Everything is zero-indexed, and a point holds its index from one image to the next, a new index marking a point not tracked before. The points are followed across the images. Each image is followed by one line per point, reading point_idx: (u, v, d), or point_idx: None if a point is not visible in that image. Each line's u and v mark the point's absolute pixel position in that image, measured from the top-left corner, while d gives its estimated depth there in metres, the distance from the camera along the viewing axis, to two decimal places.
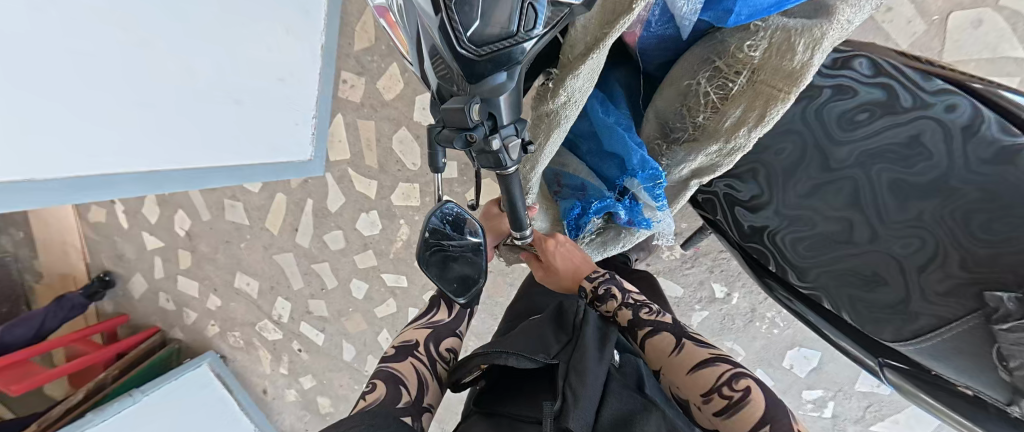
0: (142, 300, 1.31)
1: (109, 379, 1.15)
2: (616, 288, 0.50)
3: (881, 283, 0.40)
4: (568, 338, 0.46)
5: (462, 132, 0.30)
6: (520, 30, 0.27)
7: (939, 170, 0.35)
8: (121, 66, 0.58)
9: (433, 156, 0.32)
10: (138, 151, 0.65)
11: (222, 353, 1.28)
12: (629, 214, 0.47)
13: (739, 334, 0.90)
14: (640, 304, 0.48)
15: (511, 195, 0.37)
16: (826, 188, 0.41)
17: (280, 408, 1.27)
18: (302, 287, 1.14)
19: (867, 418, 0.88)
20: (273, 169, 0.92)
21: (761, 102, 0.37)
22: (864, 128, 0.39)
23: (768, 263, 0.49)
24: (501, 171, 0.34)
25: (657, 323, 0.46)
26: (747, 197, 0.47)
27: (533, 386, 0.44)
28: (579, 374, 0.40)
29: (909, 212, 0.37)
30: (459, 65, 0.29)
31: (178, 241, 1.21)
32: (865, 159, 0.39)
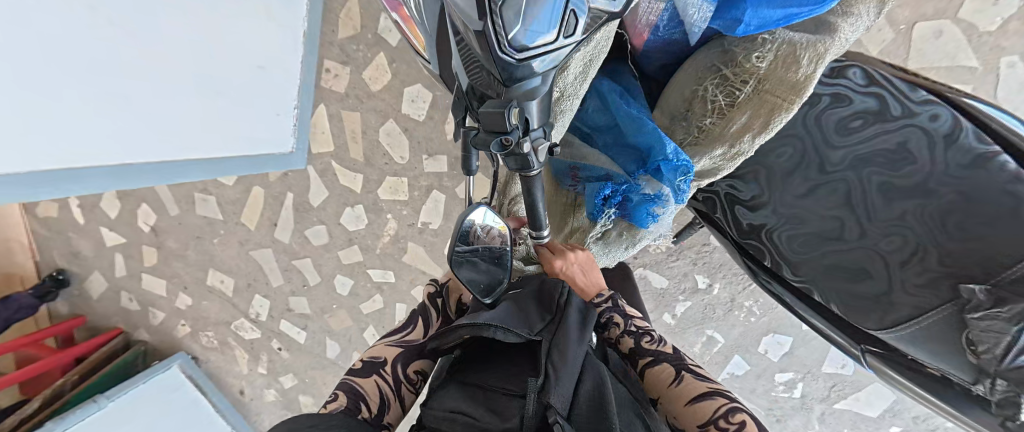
0: (101, 300, 1.23)
1: (69, 385, 1.07)
2: (620, 316, 0.46)
3: (867, 276, 0.43)
4: (551, 313, 0.40)
5: (498, 137, 0.30)
6: (558, 36, 0.27)
7: (924, 174, 0.38)
8: (91, 51, 0.54)
9: (466, 159, 0.33)
10: (112, 144, 0.61)
11: (194, 353, 1.23)
12: (639, 207, 0.45)
13: (719, 323, 0.95)
14: (643, 332, 0.45)
15: (531, 198, 0.37)
16: (822, 188, 0.44)
17: (258, 408, 1.23)
18: (282, 284, 1.11)
19: (831, 397, 0.95)
20: (255, 164, 0.88)
21: (766, 111, 0.40)
22: (858, 134, 0.42)
23: (763, 259, 0.52)
24: (525, 173, 0.35)
25: (658, 353, 0.43)
26: (747, 197, 0.49)
27: (511, 358, 0.39)
28: (562, 354, 0.36)
29: (894, 212, 0.40)
30: (492, 70, 0.28)
31: (142, 238, 1.14)
32: (857, 163, 0.42)
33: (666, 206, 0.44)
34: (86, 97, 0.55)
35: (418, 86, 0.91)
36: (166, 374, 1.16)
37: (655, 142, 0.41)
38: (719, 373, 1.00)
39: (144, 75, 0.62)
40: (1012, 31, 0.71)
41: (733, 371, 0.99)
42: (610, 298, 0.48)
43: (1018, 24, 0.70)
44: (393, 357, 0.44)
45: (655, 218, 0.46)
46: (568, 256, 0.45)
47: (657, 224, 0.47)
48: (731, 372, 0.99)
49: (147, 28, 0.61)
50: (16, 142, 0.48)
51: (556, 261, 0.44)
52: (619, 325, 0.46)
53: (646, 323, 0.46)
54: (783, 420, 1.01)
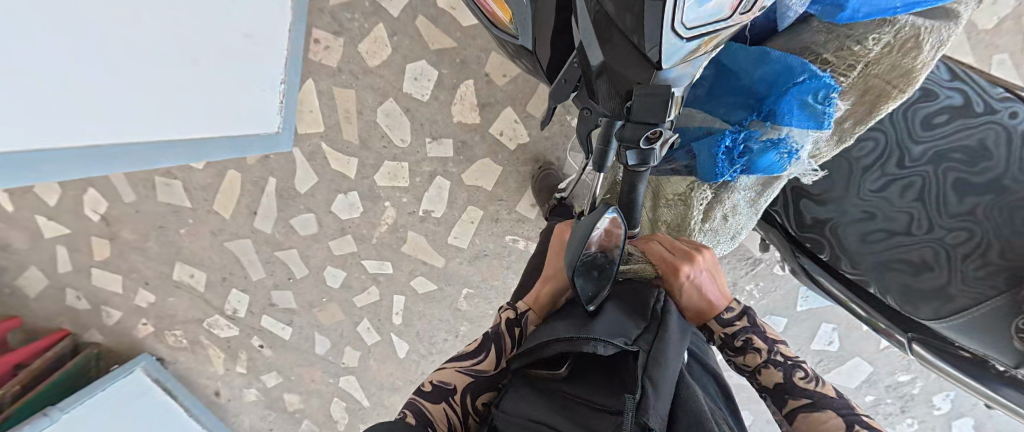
0: (40, 300, 1.07)
1: (9, 397, 0.91)
2: (761, 340, 0.39)
3: (927, 269, 0.44)
4: (647, 323, 0.38)
5: (649, 129, 0.28)
6: (734, 12, 0.24)
7: (997, 172, 0.39)
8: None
9: (600, 155, 0.32)
10: (93, 119, 0.51)
11: (159, 355, 1.11)
12: (763, 155, 0.41)
13: None
14: (794, 366, 0.37)
15: (634, 194, 0.35)
16: (899, 182, 0.45)
17: (237, 409, 1.14)
18: (263, 277, 1.01)
19: (816, 372, 1.01)
20: (238, 146, 0.77)
21: (872, 97, 0.38)
22: (943, 128, 0.43)
23: (821, 252, 0.54)
24: (640, 166, 0.32)
25: (818, 395, 0.36)
26: (817, 191, 0.51)
27: (598, 378, 0.35)
28: (660, 367, 0.33)
29: (965, 206, 0.41)
30: (651, 42, 0.23)
31: (90, 228, 1.00)
32: (936, 158, 0.43)
33: (802, 144, 0.40)
34: (61, 59, 0.45)
35: (423, 63, 0.84)
36: (129, 379, 1.03)
37: (792, 62, 0.36)
38: None
39: (117, 30, 0.51)
40: (1005, 30, 0.75)
41: None
42: (745, 315, 0.40)
43: (1011, 24, 0.75)
44: (465, 386, 0.38)
45: (795, 156, 0.40)
46: (698, 261, 0.40)
47: (795, 164, 0.41)
48: None
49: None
50: None
51: (686, 268, 0.40)
52: (761, 352, 0.39)
53: (794, 352, 0.39)
54: None
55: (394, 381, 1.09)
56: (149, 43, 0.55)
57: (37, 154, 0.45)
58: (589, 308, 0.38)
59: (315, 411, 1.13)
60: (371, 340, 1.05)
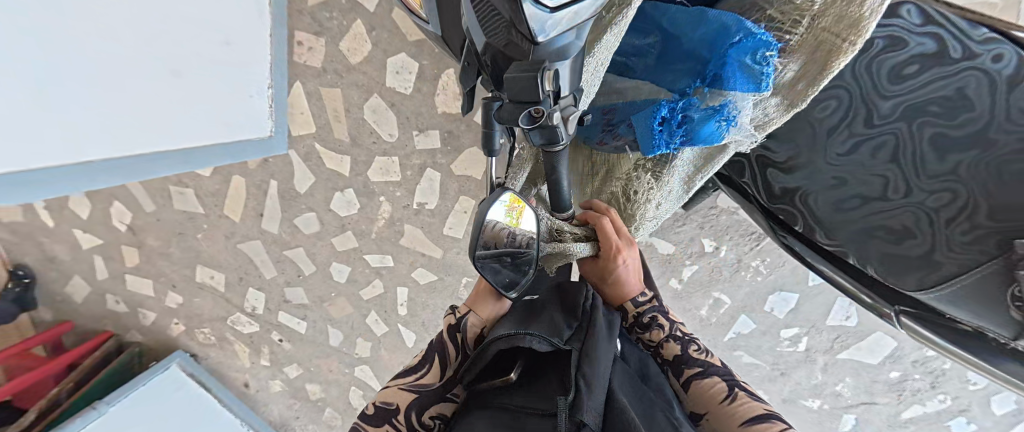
0: (85, 305, 1.18)
1: (64, 394, 1.02)
2: (663, 318, 0.45)
3: (909, 236, 0.42)
4: (578, 323, 0.39)
5: (528, 108, 0.25)
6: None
7: (983, 123, 0.36)
8: (46, 26, 0.47)
9: (490, 135, 0.32)
10: (88, 136, 0.54)
11: (192, 351, 1.20)
12: (705, 123, 0.37)
13: (726, 284, 0.95)
14: (690, 340, 0.44)
15: (557, 175, 0.34)
16: (869, 143, 0.42)
17: (266, 399, 1.23)
18: (276, 276, 1.07)
19: (834, 348, 0.96)
20: (234, 150, 0.81)
21: (823, 53, 0.34)
22: (913, 80, 0.39)
23: (795, 224, 0.51)
24: (550, 148, 0.31)
25: (707, 364, 0.43)
26: (782, 158, 0.48)
27: (539, 379, 0.36)
28: (590, 360, 0.35)
29: (947, 165, 0.37)
30: (514, 15, 0.22)
31: (120, 237, 1.08)
32: (910, 113, 0.39)
33: (740, 112, 0.37)
34: (51, 83, 0.48)
35: (402, 56, 0.84)
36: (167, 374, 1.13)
37: (728, 20, 0.34)
38: (726, 333, 1.00)
39: (96, 50, 0.54)
40: None
41: (740, 330, 0.99)
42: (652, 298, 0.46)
43: None
44: (407, 408, 0.38)
45: (733, 124, 0.37)
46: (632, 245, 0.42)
47: (736, 130, 0.37)
48: (738, 331, 0.99)
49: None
50: None
51: (627, 251, 0.41)
52: (664, 328, 0.45)
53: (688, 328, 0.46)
54: (787, 373, 1.01)
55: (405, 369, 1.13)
56: (131, 61, 0.59)
57: (38, 173, 0.48)
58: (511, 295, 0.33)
59: (335, 399, 1.18)
60: (380, 331, 1.09)
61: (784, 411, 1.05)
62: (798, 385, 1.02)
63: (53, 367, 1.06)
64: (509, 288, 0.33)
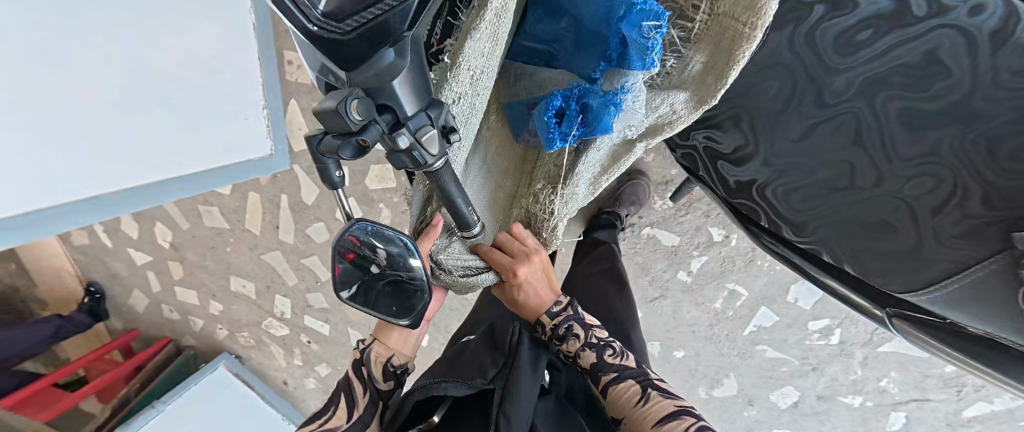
0: (147, 313, 1.35)
1: (132, 393, 1.21)
2: (579, 327, 0.50)
3: (888, 231, 0.36)
4: (505, 363, 0.47)
5: (351, 138, 0.25)
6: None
7: (961, 88, 0.30)
8: (53, 95, 0.53)
9: (323, 170, 0.28)
10: (89, 179, 0.61)
11: (236, 353, 1.33)
12: (602, 107, 0.36)
13: (740, 275, 0.86)
14: (604, 346, 0.49)
15: (446, 193, 0.34)
16: (829, 124, 0.36)
17: (303, 395, 1.32)
18: (297, 283, 1.14)
19: (875, 340, 0.85)
20: (236, 170, 0.87)
21: (728, 40, 0.31)
22: (868, 49, 0.33)
23: (759, 220, 0.46)
24: (426, 168, 0.31)
25: (621, 368, 0.48)
26: (730, 149, 0.42)
27: (467, 414, 0.45)
28: (512, 400, 0.42)
29: (923, 146, 0.32)
30: (322, 49, 0.23)
31: (165, 254, 1.20)
32: (869, 88, 0.33)
33: (635, 97, 0.35)
34: (57, 139, 0.54)
35: None
36: (215, 375, 1.27)
37: None
38: (745, 326, 0.92)
39: (102, 106, 0.60)
40: None
41: (761, 323, 0.91)
42: (566, 305, 0.51)
43: None
44: None
45: (621, 109, 0.36)
46: (534, 260, 0.45)
47: (627, 116, 0.37)
48: (759, 324, 0.91)
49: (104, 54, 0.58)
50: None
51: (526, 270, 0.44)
52: (580, 337, 0.50)
53: (605, 332, 0.51)
54: (819, 369, 0.91)
55: (422, 367, 1.17)
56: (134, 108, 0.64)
57: (38, 214, 0.55)
58: (402, 322, 0.36)
59: None
60: None
61: (820, 409, 0.96)
62: (834, 381, 0.92)
63: (118, 374, 1.25)
64: (400, 315, 0.36)
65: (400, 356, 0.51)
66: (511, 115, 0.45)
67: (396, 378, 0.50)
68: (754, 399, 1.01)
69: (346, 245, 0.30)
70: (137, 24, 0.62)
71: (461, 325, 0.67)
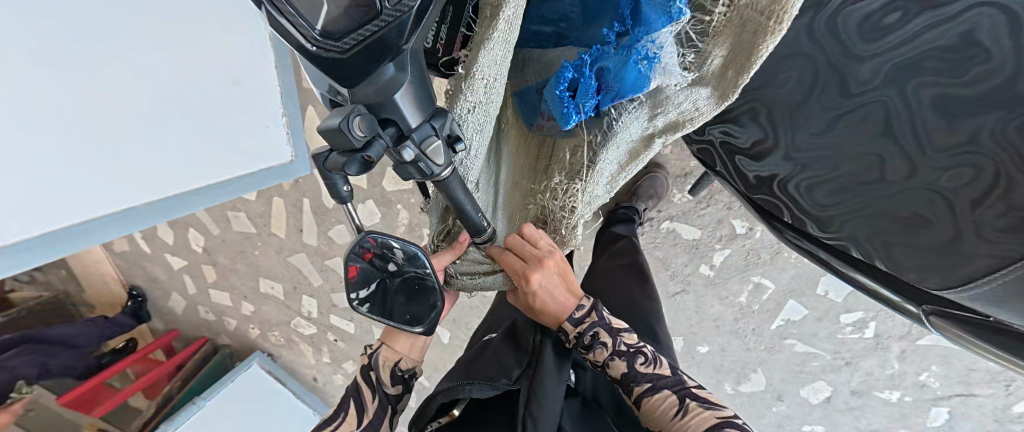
0: (185, 314, 1.42)
1: (174, 390, 1.28)
2: (606, 334, 0.47)
3: (924, 225, 0.32)
4: (529, 363, 0.48)
5: (354, 157, 0.25)
6: (384, 5, 0.21)
7: (1001, 74, 0.25)
8: (66, 115, 0.55)
9: (332, 185, 0.28)
10: (113, 193, 0.64)
11: (269, 351, 1.38)
12: (623, 66, 0.31)
13: (767, 268, 0.83)
14: (635, 354, 0.47)
15: (454, 201, 0.34)
16: (847, 118, 0.32)
17: (333, 391, 1.36)
18: (322, 283, 1.17)
19: (913, 334, 0.80)
20: (263, 177, 0.89)
21: (749, 34, 0.28)
22: (895, 33, 0.28)
23: (783, 215, 0.43)
24: (434, 178, 0.31)
25: (656, 377, 0.46)
26: (748, 144, 0.40)
27: (491, 413, 0.47)
28: (539, 402, 0.42)
29: (959, 134, 0.28)
30: (321, 68, 0.23)
31: (199, 258, 1.26)
32: (899, 75, 0.29)
33: (665, 52, 0.30)
34: (77, 157, 0.57)
35: None
36: (249, 372, 1.31)
37: None
38: (773, 320, 0.89)
39: (121, 123, 0.62)
40: None
41: (789, 317, 0.87)
42: (591, 307, 0.49)
43: None
44: None
45: (656, 64, 0.30)
46: (546, 265, 0.44)
47: (661, 71, 0.31)
48: (787, 317, 0.87)
49: (122, 75, 0.61)
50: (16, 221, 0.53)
51: (537, 277, 0.43)
52: (608, 345, 0.47)
53: (634, 338, 0.48)
54: (853, 363, 0.88)
55: (445, 363, 1.18)
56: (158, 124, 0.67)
57: (68, 230, 0.60)
58: (416, 331, 0.37)
59: None
60: None
61: (855, 404, 0.93)
62: (870, 375, 0.88)
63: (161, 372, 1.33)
64: (415, 323, 0.37)
65: (408, 360, 0.51)
66: (523, 105, 0.42)
67: (404, 382, 0.50)
68: (784, 394, 0.98)
69: (363, 247, 0.32)
70: (153, 43, 0.64)
71: (480, 324, 0.67)
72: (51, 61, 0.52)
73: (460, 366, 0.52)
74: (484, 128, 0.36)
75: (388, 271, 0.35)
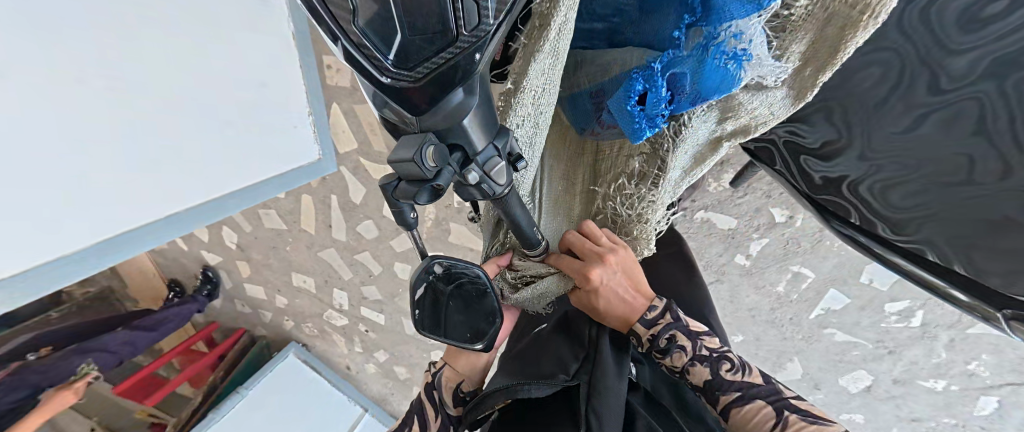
0: (222, 307, 1.49)
1: (219, 379, 1.35)
2: (684, 337, 0.45)
3: (1013, 227, 0.32)
4: (586, 356, 0.47)
5: (425, 186, 0.28)
6: (460, 32, 0.23)
7: None
8: (116, 125, 0.57)
9: (400, 213, 0.30)
10: (164, 197, 0.67)
11: (303, 342, 1.43)
12: (701, 70, 0.30)
13: (807, 256, 0.80)
14: (720, 360, 0.45)
15: (512, 217, 0.36)
16: (938, 115, 0.32)
17: (365, 379, 1.41)
18: (352, 276, 1.18)
19: (962, 323, 0.75)
20: (301, 173, 0.90)
21: (835, 30, 0.28)
22: (998, 24, 0.28)
23: (848, 216, 0.42)
24: (494, 196, 0.33)
25: (746, 385, 0.44)
26: (815, 144, 0.41)
27: (548, 408, 0.46)
28: (601, 396, 0.42)
29: None
30: (393, 99, 0.26)
31: (233, 254, 1.30)
32: (1000, 69, 0.28)
33: (756, 44, 0.28)
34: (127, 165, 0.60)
35: None
36: (287, 361, 1.37)
37: None
38: (812, 309, 0.87)
39: (166, 129, 0.64)
40: None
41: (829, 305, 0.85)
42: (665, 308, 0.46)
43: None
44: None
45: (745, 62, 0.29)
46: (608, 261, 0.42)
47: (753, 66, 0.29)
48: (827, 306, 0.85)
49: (153, 81, 0.61)
50: (77, 228, 0.57)
51: (597, 271, 0.42)
52: (686, 350, 0.45)
53: (717, 343, 0.46)
54: (897, 351, 0.85)
55: None
56: (195, 128, 0.68)
57: (118, 237, 0.62)
58: (477, 348, 0.36)
59: (420, 379, 1.30)
60: None
61: (896, 393, 0.91)
62: (914, 364, 0.85)
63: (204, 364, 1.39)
64: (475, 340, 0.36)
65: (469, 382, 0.52)
66: (575, 108, 0.41)
67: (464, 402, 0.51)
68: (822, 382, 0.97)
69: (425, 273, 0.32)
70: (181, 46, 0.64)
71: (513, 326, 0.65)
72: (83, 74, 0.53)
73: (510, 361, 0.52)
74: (534, 141, 0.37)
75: (434, 274, 0.33)
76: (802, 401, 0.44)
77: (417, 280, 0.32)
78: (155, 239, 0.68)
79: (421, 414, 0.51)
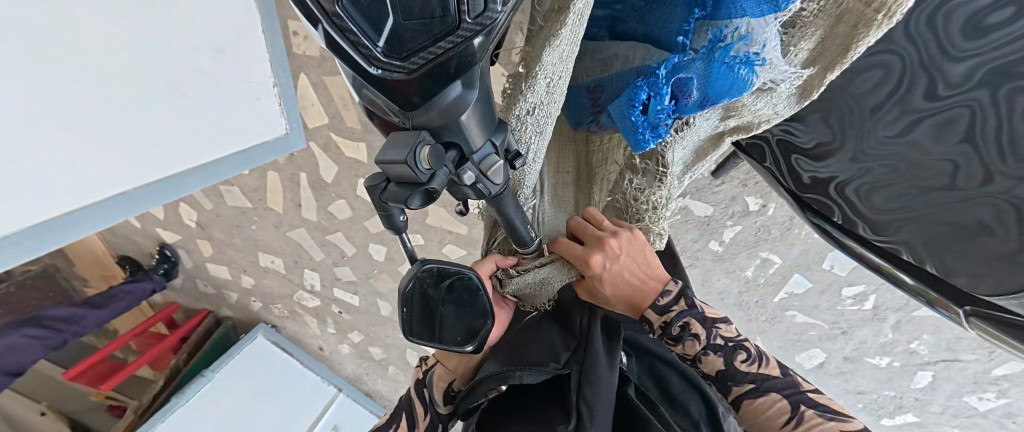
0: (185, 287, 1.43)
1: (181, 363, 1.30)
2: (699, 326, 0.47)
3: (987, 233, 0.34)
4: (578, 343, 0.48)
5: (413, 191, 0.26)
6: (463, 19, 0.20)
7: None
8: (50, 93, 0.51)
9: (389, 216, 0.29)
10: (112, 173, 0.61)
11: (272, 323, 1.40)
12: (710, 72, 0.29)
13: (776, 243, 0.83)
14: (735, 350, 0.47)
15: (506, 217, 0.36)
16: (931, 120, 0.34)
17: (339, 359, 1.40)
18: (324, 257, 1.15)
19: (909, 305, 0.81)
20: (270, 149, 0.84)
21: (847, 27, 0.27)
22: (1000, 32, 0.29)
23: (830, 215, 0.45)
24: (488, 195, 0.32)
25: (761, 374, 0.47)
26: (808, 143, 0.43)
27: (541, 396, 0.48)
28: (593, 385, 0.43)
29: None
30: (382, 93, 0.24)
31: (193, 233, 1.23)
32: (994, 78, 0.30)
33: (769, 49, 0.28)
34: (66, 139, 0.53)
35: None
36: (255, 343, 1.34)
37: None
38: (777, 293, 0.91)
39: (112, 97, 0.57)
40: None
41: (792, 289, 0.89)
42: (683, 304, 0.48)
43: None
44: None
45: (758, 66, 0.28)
46: (608, 247, 0.43)
47: (766, 70, 0.29)
48: (791, 290, 0.90)
49: (98, 43, 0.54)
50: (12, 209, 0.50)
51: (597, 257, 0.43)
52: (700, 339, 0.47)
53: (732, 332, 0.48)
54: (849, 332, 0.91)
55: None
56: (146, 97, 0.61)
57: (59, 220, 0.56)
58: (466, 349, 0.37)
59: (395, 360, 1.30)
60: None
61: (846, 369, 0.98)
62: (864, 343, 0.91)
63: (165, 347, 1.35)
64: (467, 341, 0.37)
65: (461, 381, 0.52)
66: (571, 102, 0.41)
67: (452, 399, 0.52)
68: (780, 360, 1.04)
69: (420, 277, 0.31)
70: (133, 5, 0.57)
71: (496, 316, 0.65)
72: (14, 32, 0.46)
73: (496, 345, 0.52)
74: (543, 130, 0.35)
75: (424, 277, 0.32)
76: (820, 394, 0.48)
77: (407, 291, 0.31)
78: (106, 222, 0.62)
79: (411, 411, 0.54)
